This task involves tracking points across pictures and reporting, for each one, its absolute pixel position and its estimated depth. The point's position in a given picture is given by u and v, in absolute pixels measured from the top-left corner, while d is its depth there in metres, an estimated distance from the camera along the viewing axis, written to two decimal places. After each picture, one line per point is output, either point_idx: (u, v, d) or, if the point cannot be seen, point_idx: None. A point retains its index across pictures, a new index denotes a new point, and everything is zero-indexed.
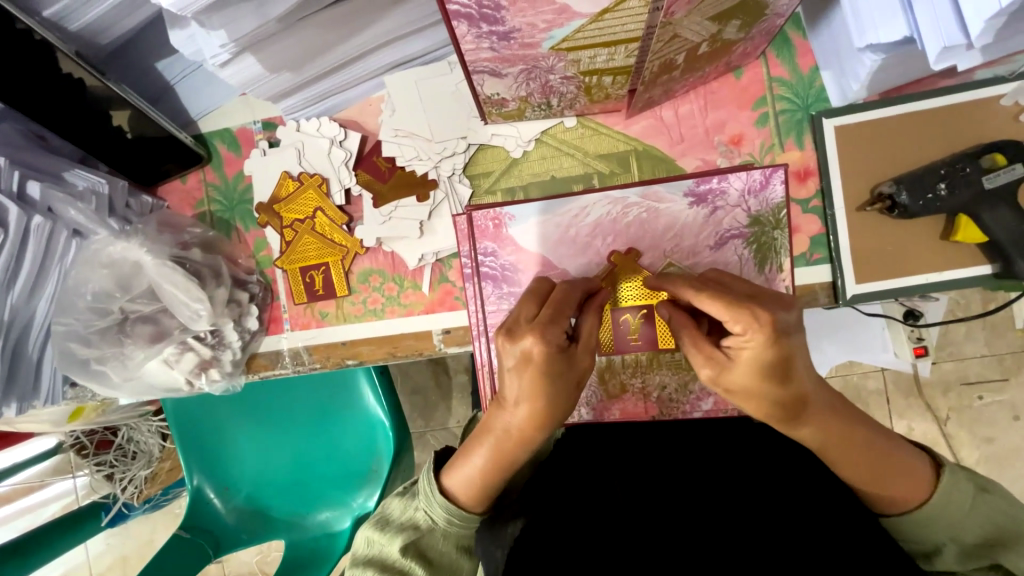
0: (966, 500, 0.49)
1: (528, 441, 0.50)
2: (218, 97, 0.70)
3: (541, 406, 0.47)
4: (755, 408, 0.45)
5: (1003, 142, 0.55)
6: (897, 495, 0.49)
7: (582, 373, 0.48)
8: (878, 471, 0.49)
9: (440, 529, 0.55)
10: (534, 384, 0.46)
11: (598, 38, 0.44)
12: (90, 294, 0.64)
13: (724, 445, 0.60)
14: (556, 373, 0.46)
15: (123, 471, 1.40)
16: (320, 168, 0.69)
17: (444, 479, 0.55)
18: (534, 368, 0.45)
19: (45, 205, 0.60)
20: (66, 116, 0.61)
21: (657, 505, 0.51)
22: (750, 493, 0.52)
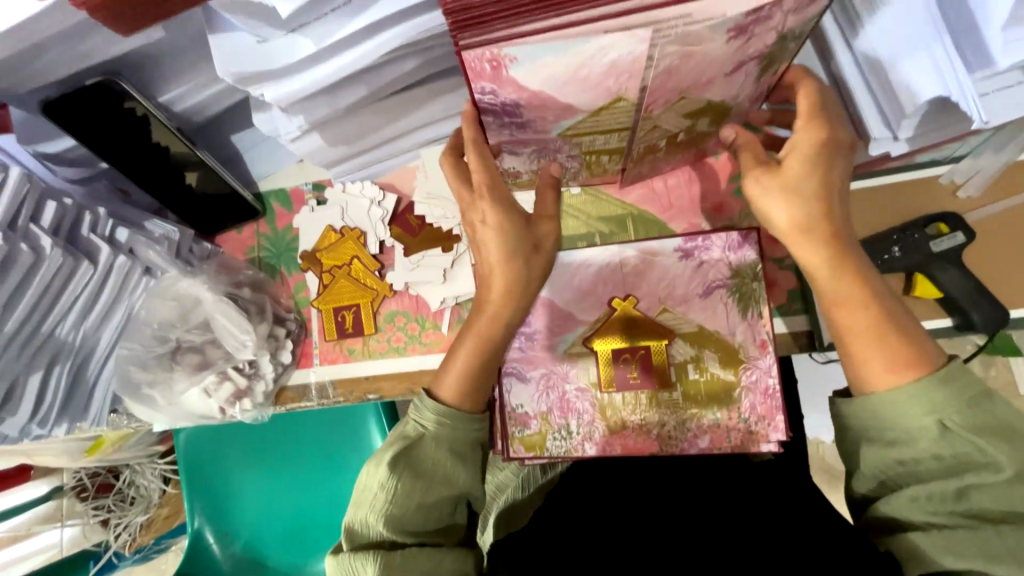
0: (967, 394, 0.42)
1: (495, 320, 0.55)
2: (277, 163, 0.84)
3: (502, 258, 0.53)
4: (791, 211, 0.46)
5: (944, 214, 0.65)
6: (886, 356, 0.44)
7: (540, 237, 0.55)
8: (874, 328, 0.44)
9: (430, 437, 0.52)
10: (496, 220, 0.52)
11: (597, 128, 0.56)
12: (156, 323, 0.73)
13: (717, 483, 0.63)
14: (513, 222, 0.53)
15: (121, 516, 1.41)
16: (359, 223, 0.80)
17: (433, 386, 0.55)
18: (484, 181, 0.52)
19: (128, 247, 0.70)
20: (153, 174, 0.73)
21: (648, 534, 0.57)
22: (737, 527, 0.56)
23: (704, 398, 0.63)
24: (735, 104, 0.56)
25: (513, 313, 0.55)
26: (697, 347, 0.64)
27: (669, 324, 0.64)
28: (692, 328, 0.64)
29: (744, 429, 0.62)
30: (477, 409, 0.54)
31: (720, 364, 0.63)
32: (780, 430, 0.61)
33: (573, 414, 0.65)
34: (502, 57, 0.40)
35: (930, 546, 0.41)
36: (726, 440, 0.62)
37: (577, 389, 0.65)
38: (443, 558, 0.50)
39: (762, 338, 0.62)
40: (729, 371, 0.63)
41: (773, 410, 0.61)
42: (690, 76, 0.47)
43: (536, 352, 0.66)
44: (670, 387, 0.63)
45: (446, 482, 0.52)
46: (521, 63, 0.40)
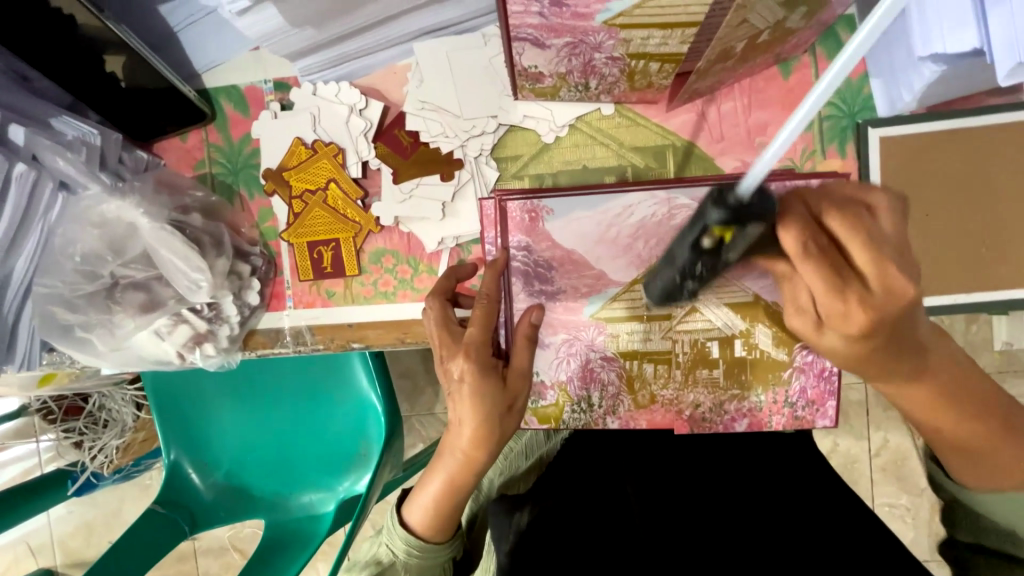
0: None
1: (473, 462, 0.51)
2: (228, 50, 0.64)
3: (482, 426, 0.48)
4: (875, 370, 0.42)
5: (744, 210, 0.33)
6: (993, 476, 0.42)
7: (514, 397, 0.50)
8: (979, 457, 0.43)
9: (400, 564, 0.54)
10: (472, 409, 0.48)
11: (632, 310, 0.54)
12: (78, 255, 0.59)
13: (740, 461, 0.59)
14: (492, 386, 0.48)
15: (94, 440, 1.31)
16: (337, 138, 0.64)
17: (405, 512, 0.55)
18: (467, 390, 0.48)
19: (30, 152, 0.54)
20: (57, 51, 0.55)
21: (667, 483, 0.53)
22: (765, 503, 0.51)
23: (749, 376, 0.55)
24: None
25: (492, 458, 0.51)
26: (749, 319, 0.53)
27: (725, 290, 0.53)
28: (747, 298, 0.53)
29: (789, 414, 0.55)
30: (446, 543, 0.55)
31: (772, 342, 0.54)
32: (828, 417, 0.55)
33: (595, 384, 0.56)
34: (540, 208, 0.54)
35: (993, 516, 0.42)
36: (766, 424, 0.55)
37: (603, 358, 0.55)
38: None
39: None
40: (782, 350, 0.54)
41: (825, 394, 0.54)
42: None
43: (555, 315, 0.55)
44: (711, 363, 0.55)
45: None
46: (555, 216, 0.54)
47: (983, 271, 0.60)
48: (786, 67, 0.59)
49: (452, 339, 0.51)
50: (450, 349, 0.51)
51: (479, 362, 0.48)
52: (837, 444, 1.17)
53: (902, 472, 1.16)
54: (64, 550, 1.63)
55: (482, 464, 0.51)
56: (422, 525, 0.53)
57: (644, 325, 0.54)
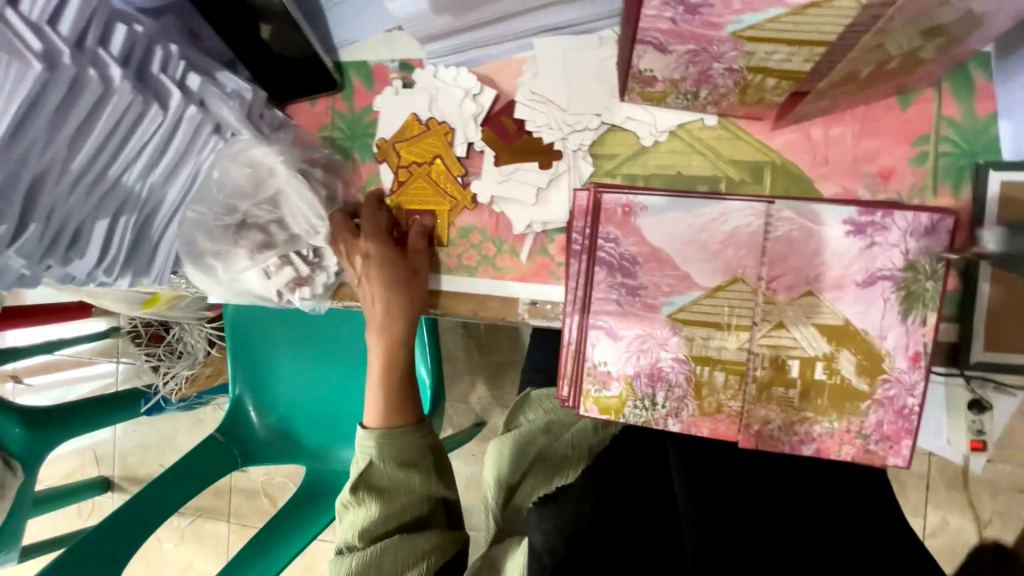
0: None
1: None
2: (367, 27, 0.72)
3: (397, 321, 0.69)
4: None
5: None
6: None
7: (419, 265, 0.69)
8: None
9: (375, 470, 0.64)
10: (379, 274, 0.67)
11: (710, 316, 0.55)
12: (227, 187, 0.67)
13: (775, 486, 0.61)
14: (386, 257, 0.67)
15: (169, 366, 1.46)
16: (449, 118, 0.69)
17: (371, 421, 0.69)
18: (375, 263, 0.67)
19: (199, 97, 0.62)
20: (224, 13, 0.65)
21: (720, 517, 0.54)
22: (780, 535, 0.55)
23: (824, 402, 0.53)
24: (985, 22, 0.44)
25: None
26: (836, 343, 0.52)
27: (814, 310, 0.52)
28: (837, 321, 0.52)
29: (860, 446, 0.53)
30: (410, 424, 0.69)
31: (856, 370, 0.52)
32: (902, 456, 0.53)
33: (661, 385, 0.57)
34: (635, 204, 0.56)
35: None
36: (834, 452, 0.54)
37: (673, 360, 0.56)
38: (418, 539, 0.60)
39: (917, 348, 0.51)
40: (864, 379, 0.52)
41: (902, 432, 0.52)
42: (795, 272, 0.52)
43: (630, 308, 0.57)
44: (787, 382, 0.54)
45: (409, 491, 0.63)
46: (649, 212, 0.56)
47: None
48: (905, 98, 0.58)
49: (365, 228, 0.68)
50: (360, 236, 0.68)
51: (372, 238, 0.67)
52: None
53: (960, 559, 1.07)
54: (123, 462, 1.81)
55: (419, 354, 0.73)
56: (378, 420, 0.69)
57: (721, 332, 0.55)
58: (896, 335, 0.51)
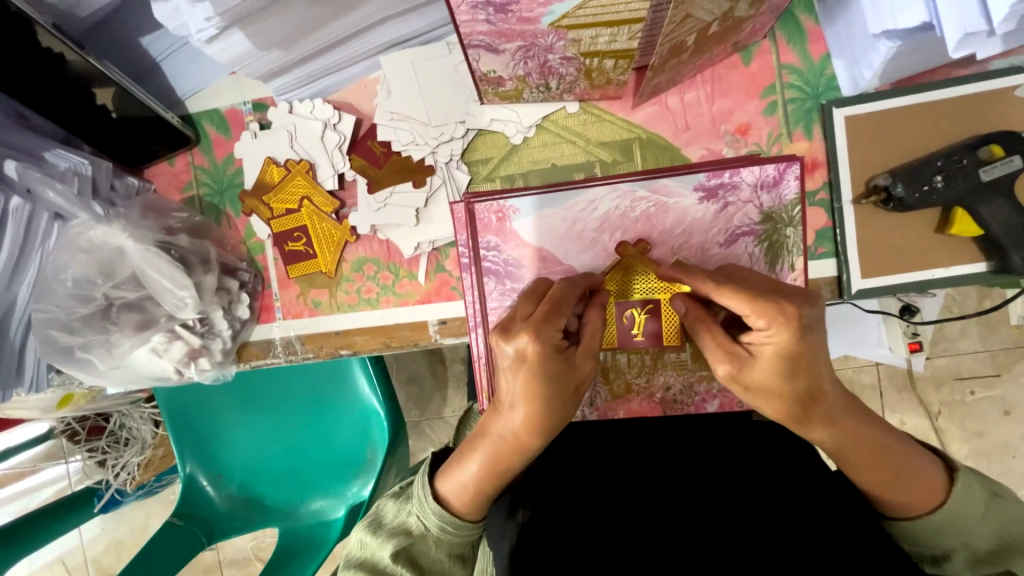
0: (978, 505, 0.46)
1: (523, 448, 0.48)
2: (206, 75, 0.67)
3: (537, 411, 0.45)
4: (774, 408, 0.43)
5: (1001, 133, 0.55)
6: (906, 499, 0.47)
7: (581, 379, 0.47)
8: (885, 476, 0.46)
9: (433, 535, 0.53)
10: (528, 387, 0.45)
11: None
12: (71, 280, 0.62)
13: (736, 441, 0.59)
14: (553, 374, 0.45)
15: (116, 458, 1.34)
16: (312, 153, 0.66)
17: (439, 484, 0.53)
18: (530, 370, 0.44)
19: (24, 186, 0.57)
20: (43, 90, 0.58)
21: (586, 514, 0.50)
22: (774, 495, 0.49)
23: None
24: None
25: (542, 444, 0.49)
26: None
27: None
28: None
29: None
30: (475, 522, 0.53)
31: None
32: None
33: None
34: (506, 208, 0.55)
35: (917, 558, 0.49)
36: (737, 404, 0.56)
37: None
38: None
39: None
40: None
41: None
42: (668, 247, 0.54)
43: None
44: (679, 348, 0.56)
45: None
46: (522, 214, 0.55)
47: (972, 244, 0.58)
48: (747, 53, 0.60)
49: (544, 318, 0.45)
50: (541, 327, 0.45)
51: (546, 343, 0.44)
52: None
53: None
54: (97, 566, 1.68)
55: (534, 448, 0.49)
56: (462, 502, 0.51)
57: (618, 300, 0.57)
58: None
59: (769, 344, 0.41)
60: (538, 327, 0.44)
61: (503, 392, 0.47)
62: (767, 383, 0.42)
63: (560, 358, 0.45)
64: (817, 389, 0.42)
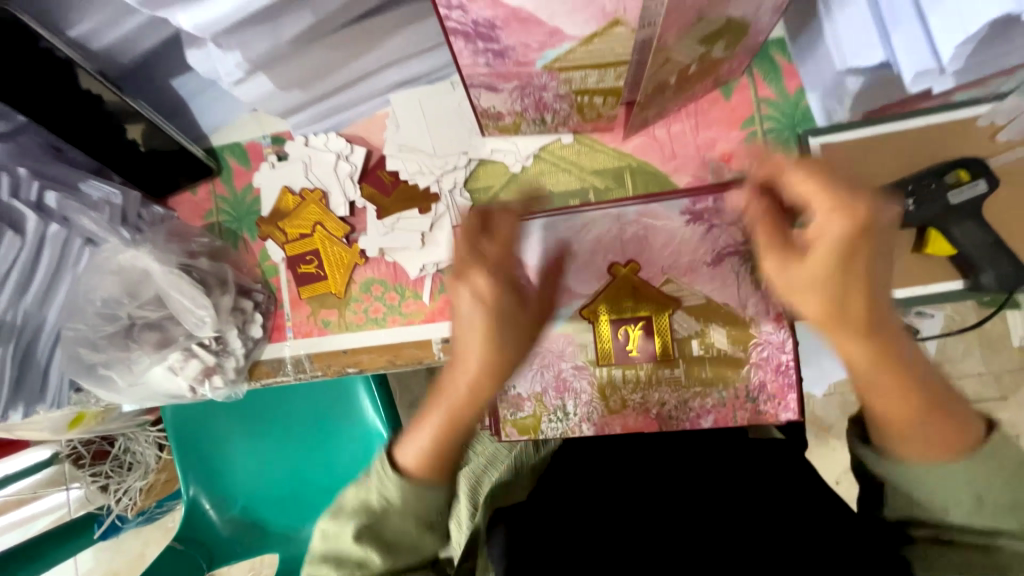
0: (1005, 467, 0.40)
1: (477, 395, 0.48)
2: (230, 112, 0.73)
3: (493, 352, 0.47)
4: (817, 302, 0.41)
5: (967, 159, 0.59)
6: (928, 452, 0.41)
7: (531, 326, 0.51)
8: (911, 414, 0.41)
9: (395, 509, 0.49)
10: (484, 328, 0.47)
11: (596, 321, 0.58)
12: (99, 300, 0.66)
13: (730, 458, 0.60)
14: (506, 311, 0.48)
15: (119, 482, 1.35)
16: (325, 182, 0.71)
17: (395, 451, 0.50)
18: (484, 313, 0.47)
19: (61, 214, 0.62)
20: (80, 127, 0.63)
21: (591, 535, 0.51)
22: (767, 517, 0.50)
23: (710, 375, 0.58)
24: (755, 21, 0.49)
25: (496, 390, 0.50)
26: (704, 321, 0.57)
27: (678, 295, 0.58)
28: (699, 301, 0.57)
29: (752, 408, 0.58)
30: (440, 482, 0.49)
31: (730, 341, 0.57)
32: (791, 409, 0.57)
33: (569, 395, 0.59)
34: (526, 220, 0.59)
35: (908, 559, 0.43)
36: (731, 419, 0.58)
37: (573, 368, 0.59)
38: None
39: (778, 310, 0.56)
40: (739, 347, 0.57)
41: (785, 388, 0.57)
42: (658, 267, 0.58)
43: None
44: (671, 363, 0.58)
45: (418, 555, 0.52)
46: (521, 237, 0.59)
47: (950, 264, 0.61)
48: (728, 88, 0.65)
49: (502, 253, 0.48)
50: (498, 259, 0.48)
51: (501, 272, 0.47)
52: None
53: None
54: None
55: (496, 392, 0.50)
56: (419, 461, 0.48)
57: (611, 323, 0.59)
58: (756, 301, 0.57)
59: (832, 272, 0.40)
60: (482, 270, 0.47)
61: (457, 348, 0.49)
62: (840, 259, 0.39)
63: (514, 315, 0.48)
64: (869, 308, 0.40)
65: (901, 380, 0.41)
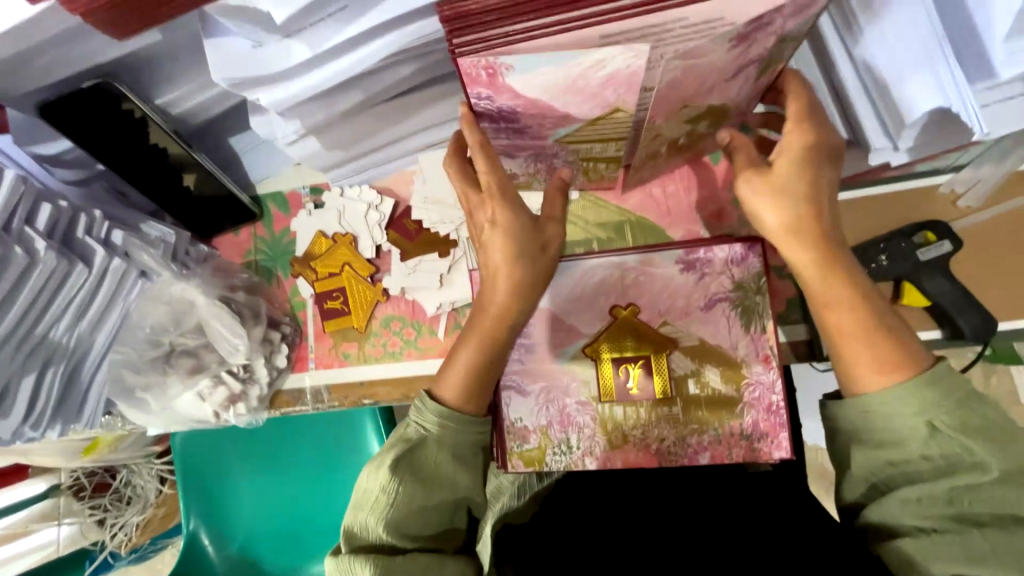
0: (955, 394, 0.41)
1: (506, 315, 0.51)
2: (276, 165, 0.83)
3: (516, 272, 0.50)
4: (781, 209, 0.45)
5: (932, 222, 0.65)
6: (876, 364, 0.43)
7: (549, 239, 0.53)
8: (863, 325, 0.44)
9: (433, 440, 0.50)
10: (504, 243, 0.50)
11: (598, 360, 0.63)
12: (149, 326, 0.73)
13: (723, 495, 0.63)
14: (522, 225, 0.50)
15: (116, 517, 1.33)
16: (355, 228, 0.80)
17: (436, 388, 0.52)
18: (499, 233, 0.50)
19: (123, 249, 0.69)
20: (146, 174, 0.72)
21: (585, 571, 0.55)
22: None
23: (706, 414, 0.62)
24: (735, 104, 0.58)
25: (525, 314, 0.53)
26: (699, 361, 0.62)
27: (674, 337, 0.63)
28: (694, 343, 0.62)
29: (747, 446, 0.61)
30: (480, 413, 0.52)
31: (723, 380, 0.62)
32: (783, 448, 0.60)
33: (573, 428, 0.63)
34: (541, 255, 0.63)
35: (915, 552, 0.41)
36: (726, 456, 0.61)
37: (578, 404, 0.63)
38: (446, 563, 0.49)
39: (766, 352, 0.61)
40: (732, 386, 0.61)
41: (776, 427, 0.60)
42: (655, 311, 0.63)
43: (532, 365, 0.64)
44: (669, 402, 0.62)
45: (452, 486, 0.50)
46: None
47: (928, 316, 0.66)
48: (716, 155, 0.73)
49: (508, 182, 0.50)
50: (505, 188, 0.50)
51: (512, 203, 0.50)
52: None
53: None
54: None
55: (520, 319, 0.53)
56: (458, 398, 0.51)
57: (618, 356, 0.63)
58: (745, 344, 0.62)
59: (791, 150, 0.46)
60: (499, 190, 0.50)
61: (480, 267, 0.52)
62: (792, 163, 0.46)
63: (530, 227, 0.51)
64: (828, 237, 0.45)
65: (853, 334, 0.44)
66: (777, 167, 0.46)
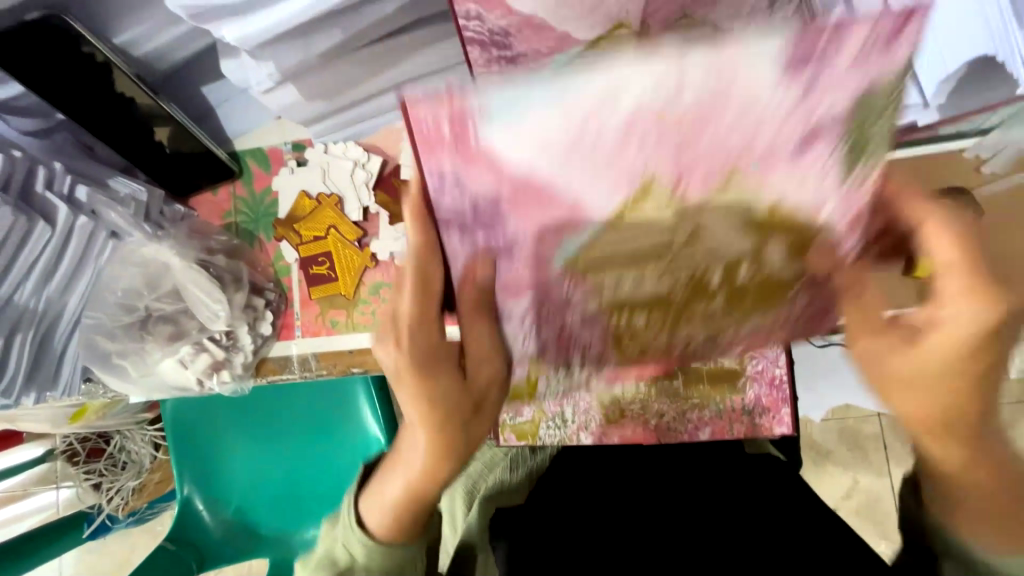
0: None
1: (433, 468, 0.51)
2: (254, 119, 0.77)
3: (434, 428, 0.49)
4: (918, 405, 0.40)
5: None
6: (1001, 540, 0.38)
7: (479, 397, 0.51)
8: (1006, 504, 0.38)
9: (360, 565, 0.52)
10: (419, 403, 0.48)
11: None
12: (119, 291, 0.69)
13: (715, 465, 0.60)
14: (445, 408, 0.49)
15: (112, 480, 1.33)
16: (341, 188, 0.75)
17: (362, 507, 0.53)
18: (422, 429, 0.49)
19: (89, 207, 0.64)
20: (113, 126, 0.66)
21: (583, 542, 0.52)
22: (742, 519, 0.51)
23: (707, 388, 0.60)
24: None
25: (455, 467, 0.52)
26: None
27: None
28: None
29: (749, 421, 0.60)
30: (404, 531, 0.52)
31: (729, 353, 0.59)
32: (785, 423, 0.59)
33: (568, 401, 0.62)
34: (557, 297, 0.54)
35: None
36: (727, 431, 0.60)
37: None
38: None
39: None
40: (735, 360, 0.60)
41: (778, 402, 0.59)
42: None
43: None
44: (671, 375, 0.60)
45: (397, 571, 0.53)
46: None
47: None
48: None
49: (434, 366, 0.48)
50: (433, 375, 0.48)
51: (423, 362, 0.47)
52: (857, 481, 1.07)
53: None
54: None
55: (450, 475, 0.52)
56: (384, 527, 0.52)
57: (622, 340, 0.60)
58: None
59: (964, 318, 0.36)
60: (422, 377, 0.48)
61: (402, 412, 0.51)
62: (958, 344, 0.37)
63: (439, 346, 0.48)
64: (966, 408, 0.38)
65: (990, 497, 0.38)
66: (950, 333, 0.36)
